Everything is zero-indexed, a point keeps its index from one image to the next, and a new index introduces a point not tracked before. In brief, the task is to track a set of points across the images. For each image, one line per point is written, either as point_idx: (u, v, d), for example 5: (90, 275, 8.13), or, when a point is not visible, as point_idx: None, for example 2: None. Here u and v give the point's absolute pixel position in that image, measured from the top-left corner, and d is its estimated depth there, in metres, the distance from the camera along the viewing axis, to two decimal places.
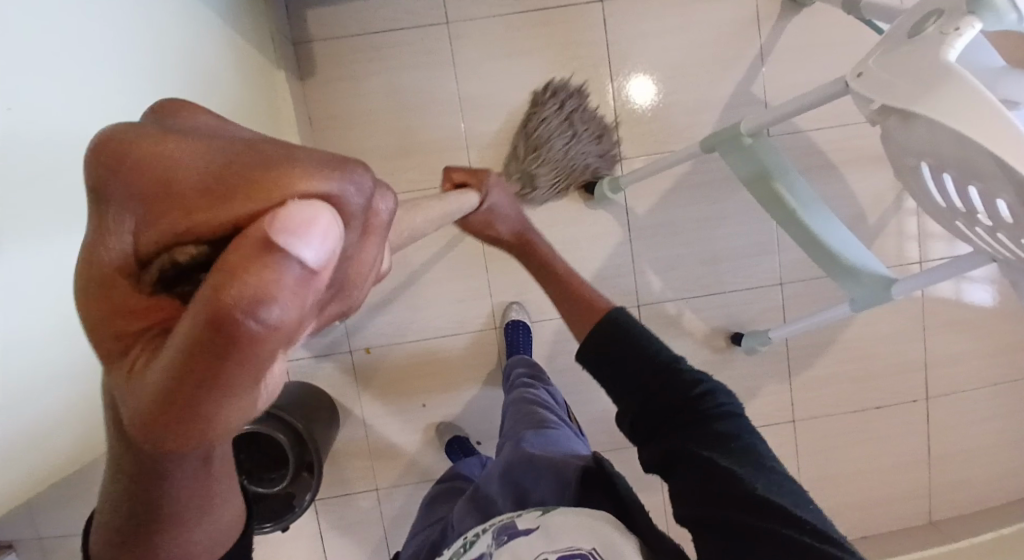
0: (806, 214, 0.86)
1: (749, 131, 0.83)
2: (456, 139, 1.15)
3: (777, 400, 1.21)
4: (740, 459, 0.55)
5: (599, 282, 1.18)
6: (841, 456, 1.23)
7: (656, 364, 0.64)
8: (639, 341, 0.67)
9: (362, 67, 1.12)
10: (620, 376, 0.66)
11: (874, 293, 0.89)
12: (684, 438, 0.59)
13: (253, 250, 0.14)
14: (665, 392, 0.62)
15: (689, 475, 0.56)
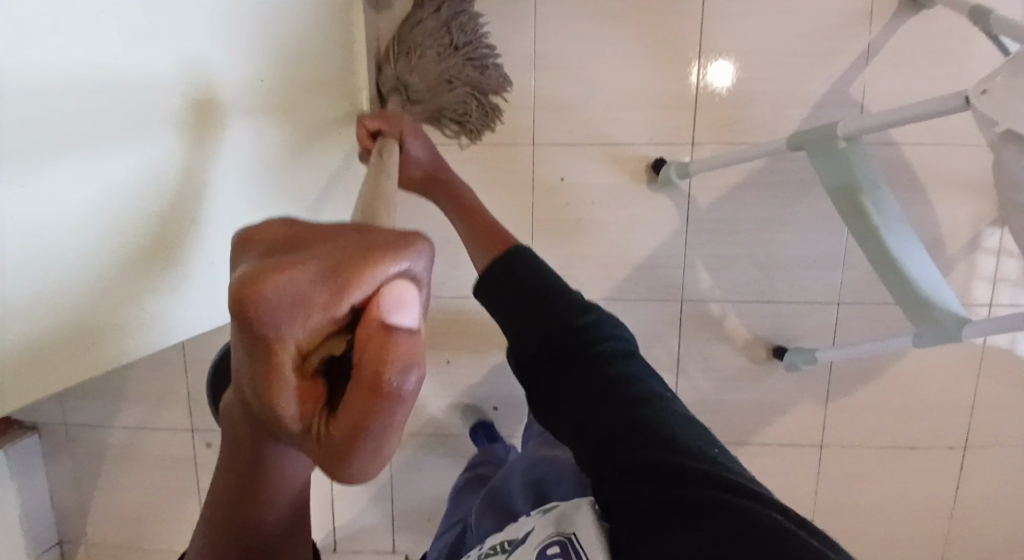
0: (885, 230, 0.81)
1: (846, 134, 0.77)
2: (525, 96, 1.09)
3: (808, 420, 1.17)
4: (637, 399, 0.62)
5: (646, 268, 1.13)
6: (863, 489, 1.19)
7: (557, 304, 0.72)
8: (541, 281, 0.75)
9: None
10: (522, 325, 0.72)
11: (936, 323, 0.83)
12: (581, 384, 0.65)
13: (385, 337, 0.24)
14: (567, 340, 0.68)
15: (597, 419, 0.62)
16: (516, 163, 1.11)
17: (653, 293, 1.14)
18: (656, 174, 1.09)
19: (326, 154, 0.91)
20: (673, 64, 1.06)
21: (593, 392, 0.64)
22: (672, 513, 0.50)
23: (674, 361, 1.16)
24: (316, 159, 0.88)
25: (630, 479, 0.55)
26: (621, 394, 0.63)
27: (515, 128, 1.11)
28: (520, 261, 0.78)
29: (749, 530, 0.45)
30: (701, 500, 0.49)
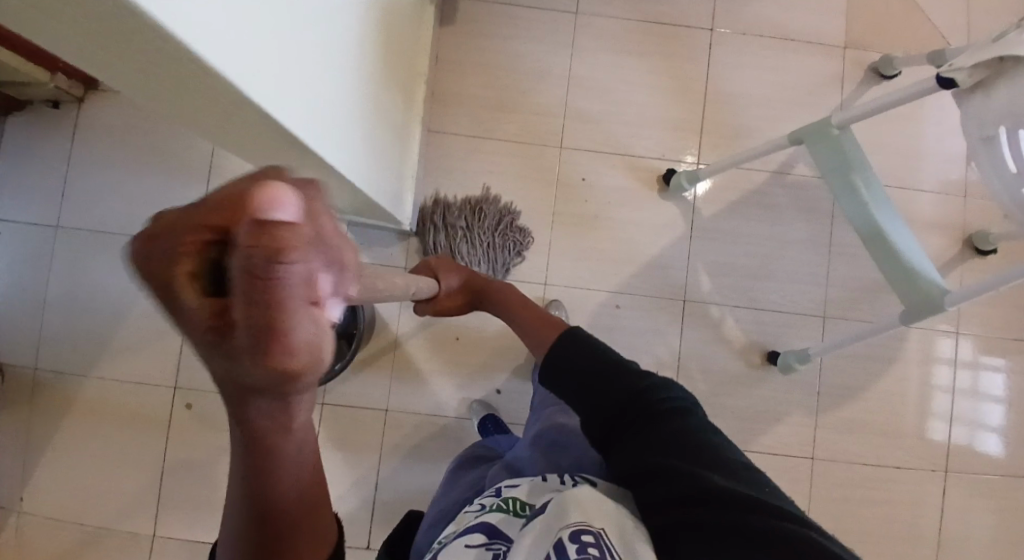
0: (873, 206, 0.95)
1: (837, 124, 0.95)
2: (557, 108, 1.26)
3: (798, 430, 1.21)
4: (694, 451, 0.63)
5: (653, 267, 1.23)
6: (851, 508, 1.20)
7: (621, 378, 0.74)
8: (608, 361, 0.77)
9: (493, 28, 1.27)
10: (588, 393, 0.75)
11: (917, 289, 0.95)
12: (657, 444, 0.65)
13: (259, 226, 0.16)
14: (632, 405, 0.71)
15: (648, 475, 0.62)
16: (544, 162, 1.25)
17: (658, 291, 1.23)
18: (666, 184, 1.24)
19: (393, 98, 1.02)
20: (684, 96, 1.26)
21: (653, 441, 0.66)
22: (727, 539, 0.52)
23: (675, 359, 1.22)
24: (387, 93, 0.98)
25: (691, 509, 0.56)
26: (686, 440, 0.65)
27: (545, 133, 1.26)
28: (578, 339, 0.82)
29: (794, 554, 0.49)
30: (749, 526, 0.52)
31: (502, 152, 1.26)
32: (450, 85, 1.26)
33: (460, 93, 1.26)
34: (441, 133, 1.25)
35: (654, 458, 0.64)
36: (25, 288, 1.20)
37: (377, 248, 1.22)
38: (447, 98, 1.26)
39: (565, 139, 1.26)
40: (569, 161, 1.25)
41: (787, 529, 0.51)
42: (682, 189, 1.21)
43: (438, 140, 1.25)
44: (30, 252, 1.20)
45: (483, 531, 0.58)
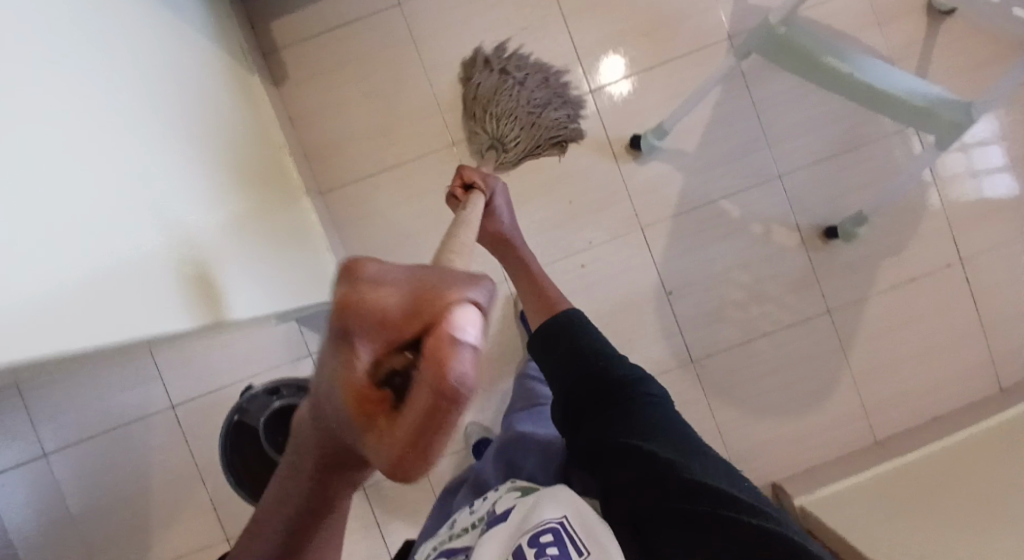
0: (860, 75, 0.85)
1: (779, 19, 0.86)
2: (431, 106, 1.19)
3: (805, 293, 1.18)
4: (658, 434, 0.76)
5: (596, 213, 1.19)
6: (885, 341, 1.19)
7: (597, 363, 0.84)
8: (585, 341, 0.88)
9: (331, 60, 1.18)
10: (570, 362, 0.86)
11: (945, 122, 0.87)
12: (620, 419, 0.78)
13: (449, 342, 0.17)
14: (601, 392, 0.81)
15: (612, 457, 0.75)
16: (446, 166, 1.19)
17: (613, 233, 1.19)
18: (636, 149, 1.17)
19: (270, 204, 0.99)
20: (547, 31, 1.17)
21: (609, 418, 0.79)
22: (685, 517, 0.67)
23: (660, 290, 1.20)
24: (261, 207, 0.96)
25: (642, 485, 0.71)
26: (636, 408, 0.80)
27: (433, 135, 1.19)
28: (578, 329, 0.90)
29: (736, 523, 0.65)
30: (708, 503, 0.67)
31: (402, 176, 1.19)
32: (318, 138, 1.19)
33: (331, 140, 1.18)
34: (335, 189, 1.19)
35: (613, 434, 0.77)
36: (47, 524, 1.22)
37: None
38: (321, 152, 1.19)
39: (454, 133, 1.19)
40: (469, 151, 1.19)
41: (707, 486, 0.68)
42: (654, 147, 1.15)
43: (337, 196, 1.19)
44: (33, 492, 1.22)
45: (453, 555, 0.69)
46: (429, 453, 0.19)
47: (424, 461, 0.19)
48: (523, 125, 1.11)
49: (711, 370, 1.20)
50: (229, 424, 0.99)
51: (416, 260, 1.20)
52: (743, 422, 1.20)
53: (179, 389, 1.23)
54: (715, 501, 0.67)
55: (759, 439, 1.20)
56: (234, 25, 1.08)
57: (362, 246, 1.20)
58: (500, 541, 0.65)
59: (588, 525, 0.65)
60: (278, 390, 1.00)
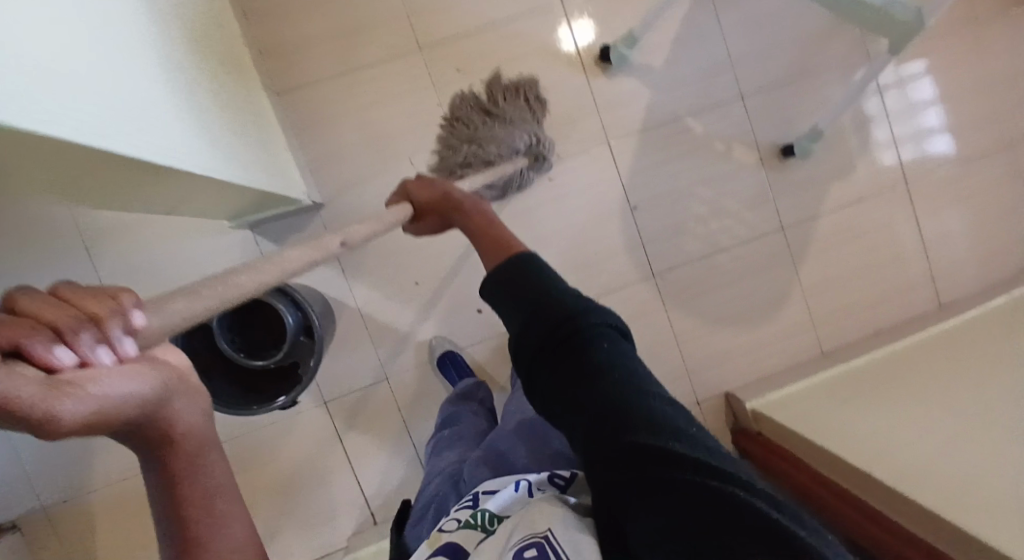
0: None
1: None
2: (397, 9, 1.15)
3: (762, 209, 1.23)
4: (634, 408, 0.47)
5: (564, 125, 1.19)
6: (835, 256, 1.25)
7: (551, 307, 0.54)
8: (537, 283, 0.58)
9: None
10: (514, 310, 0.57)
11: (900, 20, 0.90)
12: (585, 378, 0.50)
13: None
14: (550, 340, 0.53)
15: (586, 433, 0.48)
16: (412, 72, 1.16)
17: (580, 146, 1.20)
18: (604, 62, 1.18)
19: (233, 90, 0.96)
20: None
21: (571, 378, 0.51)
22: (659, 501, 0.43)
23: (625, 204, 1.21)
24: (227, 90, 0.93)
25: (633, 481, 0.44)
26: (606, 364, 0.51)
27: (399, 39, 1.16)
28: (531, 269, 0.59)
29: (731, 526, 0.40)
30: (677, 487, 0.42)
31: (366, 81, 1.16)
32: (275, 37, 1.13)
33: (290, 40, 1.14)
34: (295, 91, 1.14)
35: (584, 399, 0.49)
36: None
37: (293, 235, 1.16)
38: (280, 52, 1.14)
39: (420, 38, 1.16)
40: (436, 57, 1.17)
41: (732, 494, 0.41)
42: (622, 59, 1.16)
43: (297, 99, 1.15)
44: None
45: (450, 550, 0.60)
46: (52, 419, 0.25)
47: (55, 426, 0.25)
48: (506, 128, 1.10)
49: (672, 283, 1.22)
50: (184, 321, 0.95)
51: (380, 169, 1.17)
52: (701, 334, 1.24)
53: None
54: (686, 478, 0.42)
55: (717, 351, 1.24)
56: None
57: (323, 152, 1.16)
58: (490, 553, 0.56)
59: (581, 538, 0.53)
60: None
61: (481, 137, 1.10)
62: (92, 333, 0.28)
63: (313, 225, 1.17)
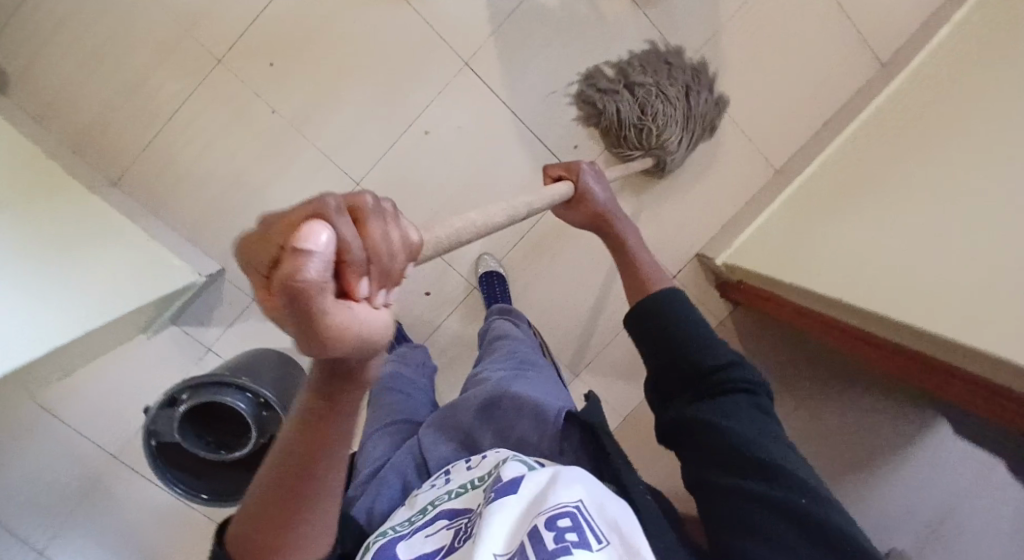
0: None
1: None
2: (176, 31, 1.01)
3: (652, 53, 1.09)
4: (757, 434, 0.54)
5: (412, 67, 1.05)
6: (751, 64, 1.12)
7: (680, 341, 0.63)
8: (675, 319, 0.65)
9: (40, 30, 0.99)
10: (646, 343, 0.66)
11: None
12: (721, 408, 0.57)
13: (295, 254, 0.21)
14: (686, 372, 0.62)
15: (703, 433, 0.56)
16: (229, 90, 1.03)
17: (439, 82, 1.07)
18: None
19: (58, 210, 0.87)
20: None
21: (709, 406, 0.58)
22: (760, 501, 0.50)
23: (514, 118, 1.09)
24: (50, 217, 0.85)
25: (742, 479, 0.52)
26: (741, 401, 0.58)
27: (197, 62, 1.02)
28: (665, 298, 0.67)
29: (819, 536, 0.47)
30: (776, 501, 0.49)
31: (190, 123, 1.04)
32: (81, 123, 1.03)
33: (95, 119, 1.03)
34: (130, 170, 1.05)
35: (705, 417, 0.57)
36: None
37: (219, 307, 1.11)
38: (92, 137, 1.03)
39: (217, 50, 1.02)
40: (243, 62, 1.02)
41: (830, 518, 0.47)
42: None
43: (136, 176, 1.05)
44: None
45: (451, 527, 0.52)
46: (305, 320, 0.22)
47: (311, 330, 0.22)
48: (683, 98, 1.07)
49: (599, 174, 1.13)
50: (151, 451, 0.93)
51: (257, 204, 1.08)
52: (648, 208, 1.16)
53: (109, 437, 1.12)
54: (793, 499, 0.49)
55: (670, 217, 1.17)
56: None
57: (192, 218, 1.07)
58: (502, 508, 0.48)
59: (613, 513, 0.47)
60: (176, 396, 0.91)
61: (657, 100, 1.05)
62: (398, 244, 0.25)
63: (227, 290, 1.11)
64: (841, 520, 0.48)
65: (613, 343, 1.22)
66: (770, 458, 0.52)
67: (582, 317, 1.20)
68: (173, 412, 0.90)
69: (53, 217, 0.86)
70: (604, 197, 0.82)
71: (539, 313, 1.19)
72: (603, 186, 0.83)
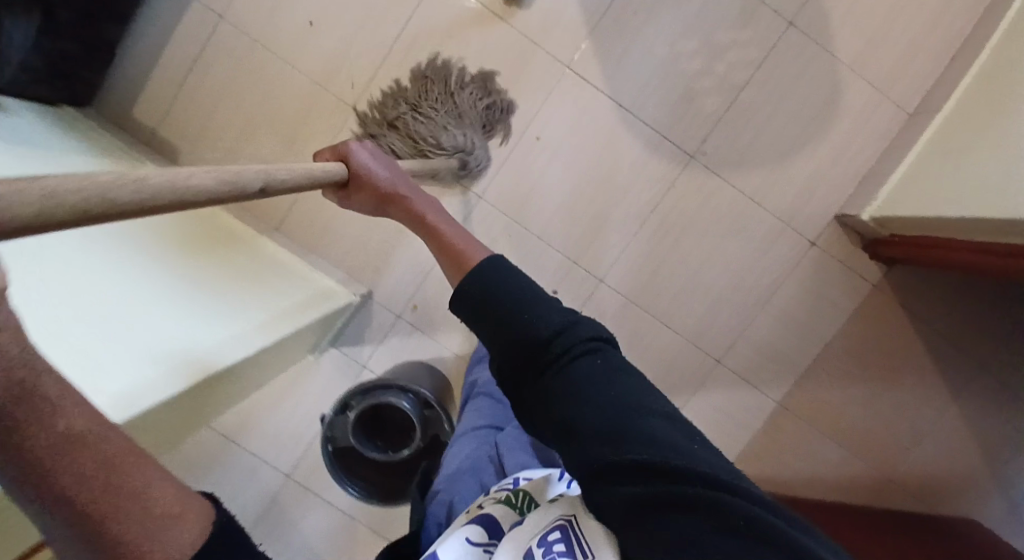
0: None
1: None
2: (313, 91, 1.15)
3: (755, 22, 1.09)
4: (642, 440, 0.49)
5: (519, 81, 1.12)
6: (861, 13, 1.08)
7: (508, 317, 0.57)
8: (503, 305, 0.58)
9: (204, 113, 1.17)
10: (491, 330, 0.58)
11: None
12: (571, 383, 0.54)
13: None
14: (530, 363, 0.56)
15: (592, 456, 0.50)
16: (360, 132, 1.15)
17: (546, 89, 1.12)
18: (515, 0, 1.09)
19: (235, 259, 1.00)
20: None
21: (576, 410, 0.53)
22: (656, 506, 0.46)
23: (621, 110, 1.12)
24: (229, 263, 0.97)
25: (639, 496, 0.47)
26: (599, 391, 0.53)
27: (331, 115, 1.15)
28: (486, 271, 0.60)
29: (711, 512, 0.44)
30: (682, 498, 0.45)
31: None
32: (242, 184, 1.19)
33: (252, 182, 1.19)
34: (286, 217, 1.19)
35: (563, 407, 0.53)
36: None
37: (370, 329, 1.21)
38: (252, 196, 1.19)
39: (348, 100, 1.15)
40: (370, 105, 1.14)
41: (727, 499, 0.45)
42: None
43: (291, 223, 1.19)
44: None
45: (484, 526, 0.62)
46: None
47: None
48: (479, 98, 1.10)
49: (715, 149, 1.13)
50: (329, 456, 1.06)
51: (393, 231, 1.18)
52: (772, 176, 1.14)
53: (285, 461, 1.25)
54: (693, 490, 0.45)
55: (798, 180, 1.13)
56: (103, 137, 1.09)
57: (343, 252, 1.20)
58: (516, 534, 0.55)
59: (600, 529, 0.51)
60: (346, 405, 1.04)
61: (422, 114, 1.08)
62: None
63: (376, 312, 1.20)
64: (752, 506, 0.44)
65: (753, 321, 1.18)
66: (671, 476, 0.47)
67: (716, 299, 1.18)
68: (347, 418, 1.04)
69: (233, 263, 0.98)
70: (384, 175, 0.76)
71: (671, 301, 1.18)
72: (385, 165, 0.77)
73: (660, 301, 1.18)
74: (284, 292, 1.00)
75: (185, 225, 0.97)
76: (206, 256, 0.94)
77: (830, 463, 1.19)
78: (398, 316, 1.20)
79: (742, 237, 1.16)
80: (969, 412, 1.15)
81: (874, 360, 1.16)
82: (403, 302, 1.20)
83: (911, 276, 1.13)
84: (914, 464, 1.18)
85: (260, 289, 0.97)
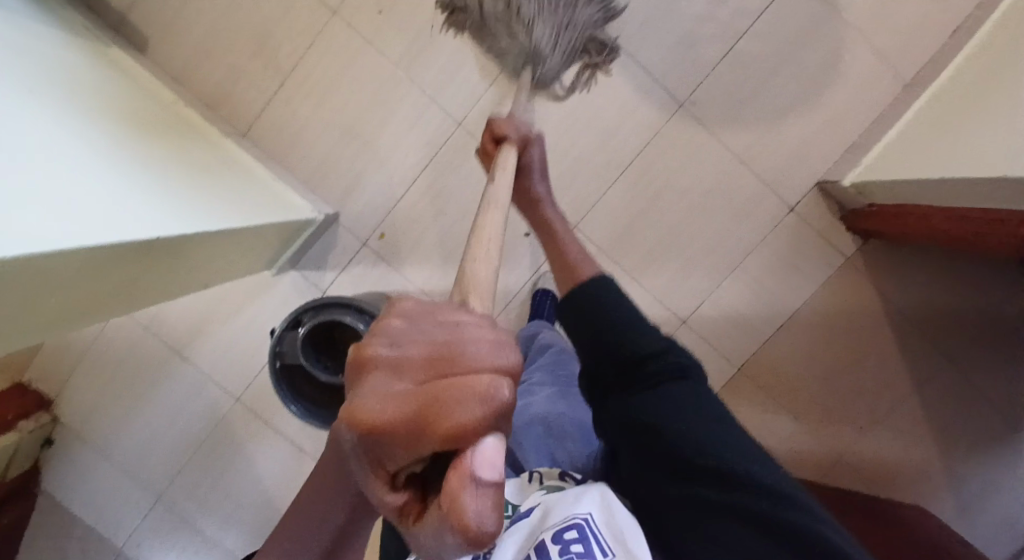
0: None
1: None
2: None
3: None
4: (708, 458, 0.51)
5: None
6: None
7: (611, 325, 0.59)
8: (601, 311, 0.61)
9: (177, 2, 1.11)
10: (585, 352, 0.61)
11: None
12: (656, 401, 0.55)
13: None
14: (620, 372, 0.58)
15: (656, 463, 0.53)
16: (342, 40, 1.09)
17: None
18: None
19: (190, 146, 0.93)
20: None
21: (648, 423, 0.54)
22: (709, 514, 0.50)
23: (615, 47, 1.08)
24: (185, 148, 0.91)
25: (696, 503, 0.50)
26: (685, 411, 0.54)
27: (311, 19, 1.09)
28: (596, 287, 0.63)
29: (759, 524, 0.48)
30: (737, 511, 0.48)
31: (308, 78, 1.12)
32: (211, 83, 1.13)
33: (223, 82, 1.13)
34: (257, 125, 1.13)
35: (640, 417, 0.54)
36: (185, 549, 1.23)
37: (333, 251, 1.16)
38: (221, 98, 1.13)
39: (330, 5, 1.08)
40: (354, 13, 1.08)
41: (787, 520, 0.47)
42: None
43: (261, 131, 1.14)
44: (170, 533, 1.22)
45: None
46: None
47: None
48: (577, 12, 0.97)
49: (706, 100, 1.10)
50: (275, 371, 1.01)
51: (367, 150, 1.13)
52: (760, 135, 1.11)
53: (233, 381, 1.20)
54: (749, 506, 0.48)
55: (785, 143, 1.11)
56: (61, 6, 1.00)
57: (310, 168, 1.14)
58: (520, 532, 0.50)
59: (623, 530, 0.49)
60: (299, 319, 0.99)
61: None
62: None
63: (340, 235, 1.16)
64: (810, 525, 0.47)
65: (723, 285, 1.15)
66: (731, 495, 0.49)
67: (691, 258, 1.15)
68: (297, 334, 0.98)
69: (189, 150, 0.91)
70: (542, 191, 0.87)
71: (646, 255, 1.15)
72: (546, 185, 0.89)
73: (632, 254, 1.15)
74: (235, 185, 0.94)
75: (136, 102, 0.90)
76: (151, 128, 0.87)
77: (785, 435, 1.17)
78: (363, 240, 1.16)
79: (723, 196, 1.13)
80: (925, 396, 1.14)
81: (842, 336, 1.14)
82: (368, 226, 1.16)
83: (886, 254, 1.12)
84: (868, 445, 1.16)
85: (213, 179, 0.89)
